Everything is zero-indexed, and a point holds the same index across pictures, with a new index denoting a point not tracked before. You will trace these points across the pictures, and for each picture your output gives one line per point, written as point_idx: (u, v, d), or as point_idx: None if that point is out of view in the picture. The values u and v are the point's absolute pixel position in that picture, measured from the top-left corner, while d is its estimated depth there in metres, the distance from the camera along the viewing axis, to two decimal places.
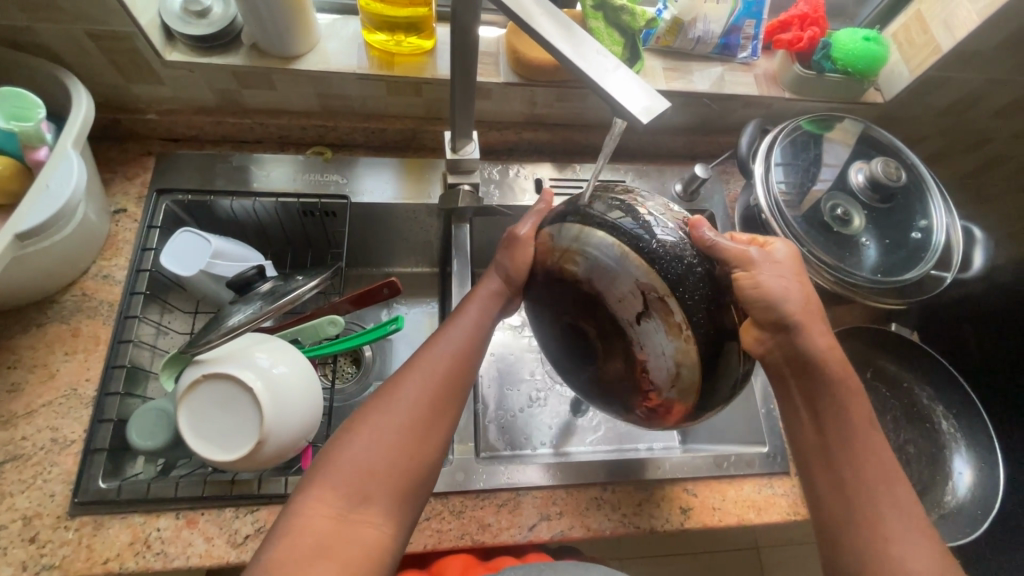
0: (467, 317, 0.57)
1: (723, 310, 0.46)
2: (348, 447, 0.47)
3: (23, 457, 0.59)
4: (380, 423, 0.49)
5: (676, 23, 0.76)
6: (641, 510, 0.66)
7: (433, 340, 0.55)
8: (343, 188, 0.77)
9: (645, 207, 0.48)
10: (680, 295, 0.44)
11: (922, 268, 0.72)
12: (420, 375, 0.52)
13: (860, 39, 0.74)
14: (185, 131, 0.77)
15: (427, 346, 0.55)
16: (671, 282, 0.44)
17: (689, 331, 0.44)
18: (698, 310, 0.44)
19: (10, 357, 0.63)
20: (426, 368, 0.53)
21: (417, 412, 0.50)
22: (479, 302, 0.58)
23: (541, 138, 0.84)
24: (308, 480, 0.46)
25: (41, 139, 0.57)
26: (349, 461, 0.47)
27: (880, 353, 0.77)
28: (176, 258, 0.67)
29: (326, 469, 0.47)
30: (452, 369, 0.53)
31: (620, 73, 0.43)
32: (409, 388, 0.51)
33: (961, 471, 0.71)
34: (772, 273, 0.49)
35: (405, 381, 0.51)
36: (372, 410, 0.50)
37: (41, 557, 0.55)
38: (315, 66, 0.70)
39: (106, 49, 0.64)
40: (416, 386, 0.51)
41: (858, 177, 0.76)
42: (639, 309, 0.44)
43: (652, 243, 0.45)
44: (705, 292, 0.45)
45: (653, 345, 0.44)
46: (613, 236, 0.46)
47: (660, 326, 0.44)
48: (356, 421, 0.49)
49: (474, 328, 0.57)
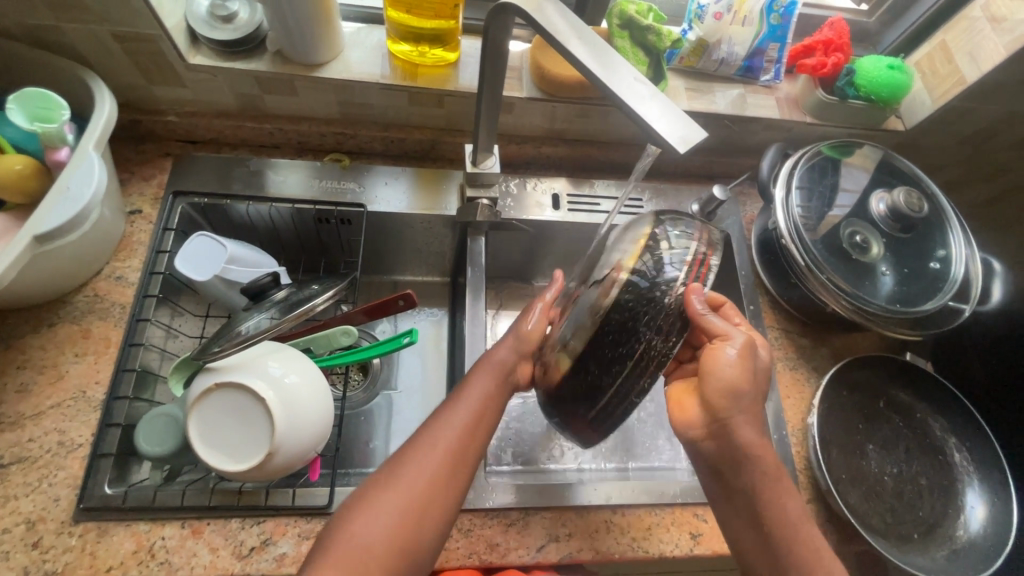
0: (472, 395, 0.56)
1: (639, 341, 0.46)
2: (350, 526, 0.48)
3: (29, 459, 0.58)
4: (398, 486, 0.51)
5: (700, 44, 0.76)
6: (650, 534, 0.65)
7: (428, 428, 0.55)
8: (359, 197, 0.77)
9: (691, 241, 0.50)
10: (623, 288, 0.47)
11: (940, 299, 0.71)
12: (441, 432, 0.54)
13: (885, 67, 0.74)
14: (204, 134, 0.76)
15: (425, 429, 0.55)
16: (633, 274, 0.48)
17: (599, 316, 0.47)
18: (618, 317, 0.46)
19: (19, 357, 0.62)
20: (426, 457, 0.52)
21: (416, 501, 0.50)
22: (488, 377, 0.57)
23: (559, 153, 0.83)
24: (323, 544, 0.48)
25: (62, 139, 0.57)
26: (353, 544, 0.47)
27: (892, 382, 0.77)
28: (192, 263, 0.67)
29: (329, 551, 0.47)
30: (469, 431, 0.55)
31: (654, 99, 0.43)
32: (410, 473, 0.51)
33: (973, 505, 0.69)
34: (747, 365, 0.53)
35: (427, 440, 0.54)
36: (370, 496, 0.50)
37: (44, 563, 0.54)
38: (338, 74, 0.70)
39: (129, 50, 0.64)
40: (419, 469, 0.51)
41: (878, 207, 0.76)
42: (598, 276, 0.50)
43: (657, 249, 0.49)
44: (643, 315, 0.46)
45: (578, 306, 0.51)
46: (641, 234, 0.51)
47: (591, 297, 0.49)
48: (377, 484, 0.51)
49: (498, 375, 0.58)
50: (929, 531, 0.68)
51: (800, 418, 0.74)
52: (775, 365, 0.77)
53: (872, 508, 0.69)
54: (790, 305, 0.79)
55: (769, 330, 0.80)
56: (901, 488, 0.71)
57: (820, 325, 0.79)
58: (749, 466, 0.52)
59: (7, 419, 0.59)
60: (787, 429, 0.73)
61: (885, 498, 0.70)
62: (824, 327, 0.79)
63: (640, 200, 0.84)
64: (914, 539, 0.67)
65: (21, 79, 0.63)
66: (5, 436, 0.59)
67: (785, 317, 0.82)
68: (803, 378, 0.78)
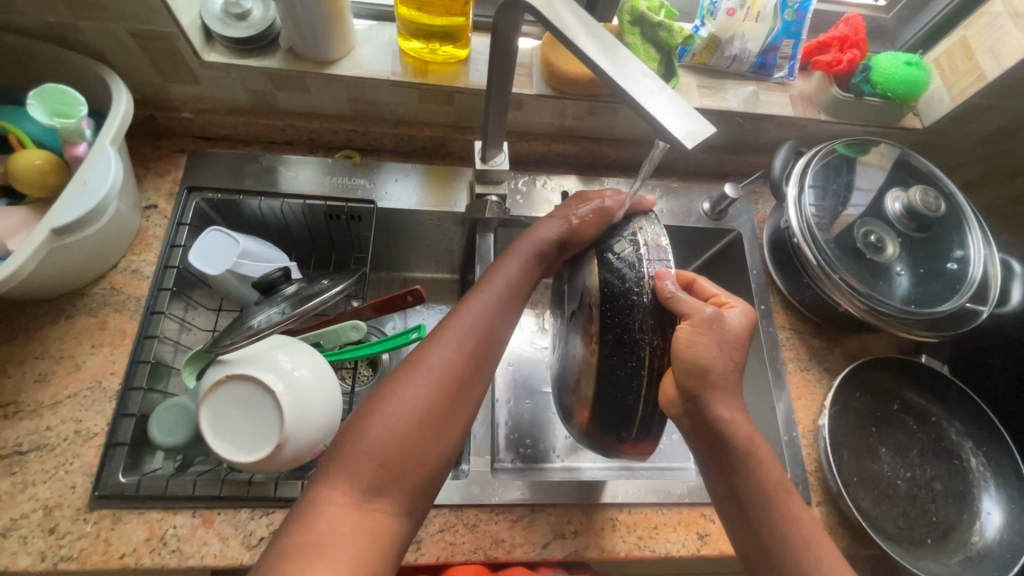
0: (488, 295, 0.55)
1: (640, 351, 0.48)
2: (364, 435, 0.46)
3: (46, 447, 0.60)
4: (409, 395, 0.48)
5: (712, 40, 0.75)
6: (656, 533, 0.65)
7: (435, 337, 0.52)
8: (369, 193, 0.77)
9: (645, 239, 0.53)
10: (603, 312, 0.50)
11: (957, 299, 0.70)
12: (451, 341, 0.51)
13: (902, 63, 0.73)
14: (218, 130, 0.78)
15: (435, 335, 0.52)
16: (601, 297, 0.50)
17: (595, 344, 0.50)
18: (612, 337, 0.49)
19: (38, 347, 0.64)
20: (435, 368, 0.49)
21: (427, 411, 0.47)
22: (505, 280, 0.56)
23: (569, 150, 0.83)
24: (329, 463, 0.45)
25: (80, 135, 0.58)
26: (364, 454, 0.45)
27: (906, 385, 0.76)
28: (205, 257, 0.68)
29: (341, 461, 0.45)
30: (482, 337, 0.52)
31: (662, 94, 0.43)
32: (421, 382, 0.49)
33: (989, 511, 0.68)
34: (716, 338, 0.51)
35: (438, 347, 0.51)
36: (378, 408, 0.47)
37: (60, 549, 0.55)
38: (349, 71, 0.70)
39: (146, 48, 0.65)
40: (432, 374, 0.49)
41: (894, 205, 0.75)
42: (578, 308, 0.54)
43: (614, 263, 0.52)
44: (633, 323, 0.49)
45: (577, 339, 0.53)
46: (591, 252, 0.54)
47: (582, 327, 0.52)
48: (387, 393, 0.48)
49: (514, 282, 0.56)
50: (943, 537, 0.67)
51: (811, 419, 0.74)
52: (786, 365, 0.76)
53: (884, 512, 0.68)
54: (802, 305, 0.78)
55: (780, 331, 0.79)
56: (914, 492, 0.70)
57: (832, 325, 0.78)
58: (737, 459, 0.51)
59: (27, 408, 0.61)
60: (798, 430, 0.72)
61: (897, 502, 0.69)
62: (837, 328, 0.78)
63: (650, 198, 0.84)
64: (928, 544, 0.66)
65: (41, 76, 0.64)
66: (23, 424, 0.60)
67: (797, 317, 0.81)
68: (814, 379, 0.77)
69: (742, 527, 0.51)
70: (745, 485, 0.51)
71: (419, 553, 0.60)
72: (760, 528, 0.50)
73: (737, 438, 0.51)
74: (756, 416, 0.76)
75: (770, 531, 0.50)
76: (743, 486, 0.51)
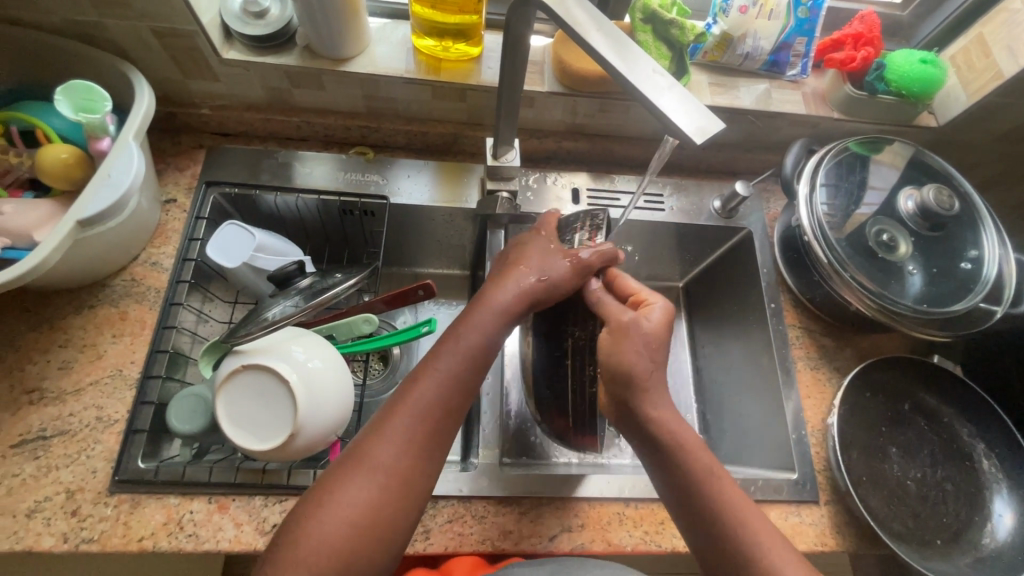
0: (440, 368, 0.54)
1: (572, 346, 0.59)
2: (309, 537, 0.46)
3: (69, 432, 0.62)
4: (357, 491, 0.48)
5: (724, 38, 0.75)
6: (663, 528, 0.65)
7: (381, 424, 0.51)
8: (381, 189, 0.79)
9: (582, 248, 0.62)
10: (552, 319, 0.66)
11: (970, 299, 0.69)
12: (403, 425, 0.51)
13: (917, 61, 0.72)
14: (236, 127, 0.79)
15: (386, 416, 0.51)
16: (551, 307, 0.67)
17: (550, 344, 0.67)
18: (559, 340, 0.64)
19: (62, 336, 0.66)
20: (377, 464, 0.49)
21: (370, 511, 0.48)
22: (465, 345, 0.55)
23: (580, 147, 0.83)
24: (275, 562, 0.46)
25: (104, 130, 0.60)
26: (309, 555, 0.45)
27: (918, 385, 0.75)
28: (222, 250, 0.69)
29: (285, 561, 0.45)
30: (436, 415, 0.52)
31: (672, 90, 0.43)
32: (361, 480, 0.48)
33: (1002, 513, 0.67)
34: (636, 343, 0.56)
35: (390, 430, 0.50)
36: (318, 511, 0.47)
37: (82, 531, 0.57)
38: (364, 68, 0.72)
39: (168, 45, 0.67)
40: (382, 464, 0.49)
41: (907, 204, 0.74)
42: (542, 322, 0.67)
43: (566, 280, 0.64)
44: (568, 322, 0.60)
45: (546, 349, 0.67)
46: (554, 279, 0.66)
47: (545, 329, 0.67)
48: (335, 486, 0.48)
49: (475, 347, 0.55)
50: (953, 538, 0.66)
51: (820, 418, 0.73)
52: (795, 364, 0.76)
53: (893, 512, 0.68)
54: (813, 304, 0.78)
55: (790, 329, 0.79)
56: (924, 493, 0.69)
57: (843, 325, 0.78)
58: (672, 449, 0.55)
59: (51, 394, 0.63)
60: (806, 429, 0.72)
61: (907, 502, 0.69)
62: (848, 327, 0.78)
63: (661, 195, 0.84)
64: (938, 545, 0.66)
65: (66, 72, 0.66)
66: (48, 410, 0.62)
67: (807, 316, 0.80)
68: (824, 378, 0.76)
69: (696, 525, 0.53)
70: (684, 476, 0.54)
71: (428, 542, 0.61)
72: (711, 522, 0.52)
73: (668, 432, 0.55)
74: (765, 414, 0.76)
75: (709, 519, 0.52)
76: (682, 475, 0.54)
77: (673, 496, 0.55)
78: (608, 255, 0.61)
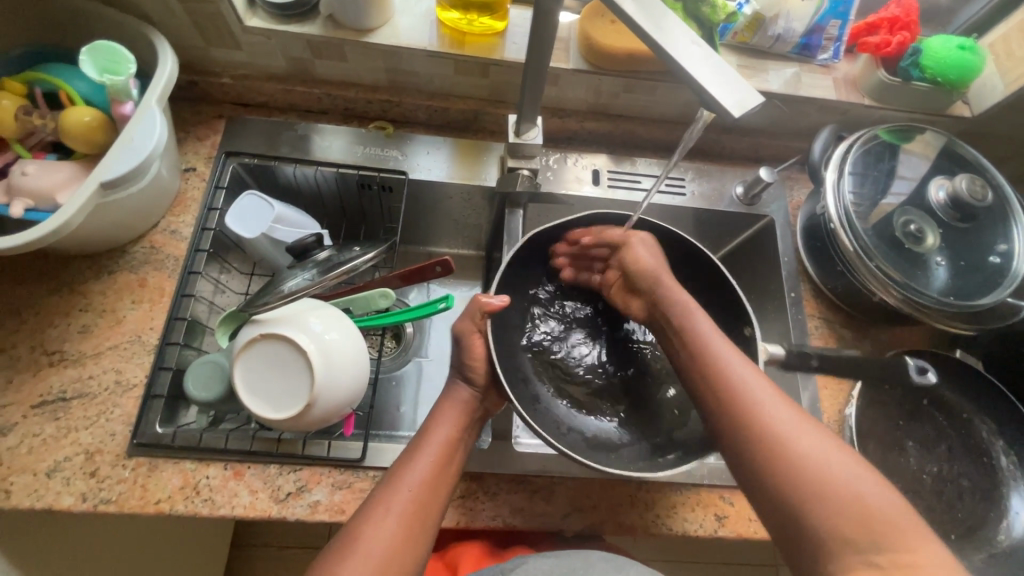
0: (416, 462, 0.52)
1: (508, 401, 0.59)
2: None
3: (89, 395, 0.62)
4: None
5: (756, 19, 0.73)
6: (675, 512, 0.65)
7: (355, 530, 0.48)
8: (401, 164, 0.78)
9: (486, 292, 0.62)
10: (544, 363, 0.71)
11: (998, 293, 0.68)
12: (381, 524, 0.48)
13: (955, 47, 0.70)
14: (256, 98, 0.79)
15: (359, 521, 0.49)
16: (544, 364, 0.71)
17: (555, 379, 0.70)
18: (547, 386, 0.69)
19: (82, 300, 0.66)
20: (407, 484, 0.51)
21: None
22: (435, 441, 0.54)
23: (602, 128, 0.82)
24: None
25: (127, 94, 0.59)
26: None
27: (939, 380, 0.74)
28: (241, 220, 0.69)
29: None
30: (414, 512, 0.50)
31: (711, 62, 0.42)
32: (393, 495, 0.50)
33: (1018, 510, 0.67)
34: (644, 247, 0.64)
35: (364, 535, 0.48)
36: None
37: (100, 491, 0.58)
38: (387, 40, 0.71)
39: (192, 11, 0.66)
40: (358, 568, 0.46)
41: (938, 194, 0.72)
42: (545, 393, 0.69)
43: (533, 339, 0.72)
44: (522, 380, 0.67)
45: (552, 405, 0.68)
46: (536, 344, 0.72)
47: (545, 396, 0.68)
48: None
49: (444, 443, 0.54)
50: (968, 533, 0.66)
51: (837, 408, 0.73)
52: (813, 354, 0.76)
53: (908, 506, 0.67)
54: (834, 293, 0.77)
55: (809, 319, 0.78)
56: (940, 488, 0.69)
57: (864, 316, 0.77)
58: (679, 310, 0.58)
59: (71, 356, 0.64)
60: (822, 420, 0.72)
61: (922, 496, 0.68)
62: (869, 318, 0.77)
63: (682, 180, 0.83)
64: (952, 540, 0.65)
65: (88, 35, 0.66)
66: (68, 372, 0.63)
67: (827, 306, 0.79)
68: None
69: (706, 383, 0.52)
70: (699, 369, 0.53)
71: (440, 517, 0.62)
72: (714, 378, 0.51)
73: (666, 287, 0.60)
74: None
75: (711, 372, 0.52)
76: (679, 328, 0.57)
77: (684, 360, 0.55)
78: (471, 308, 0.58)
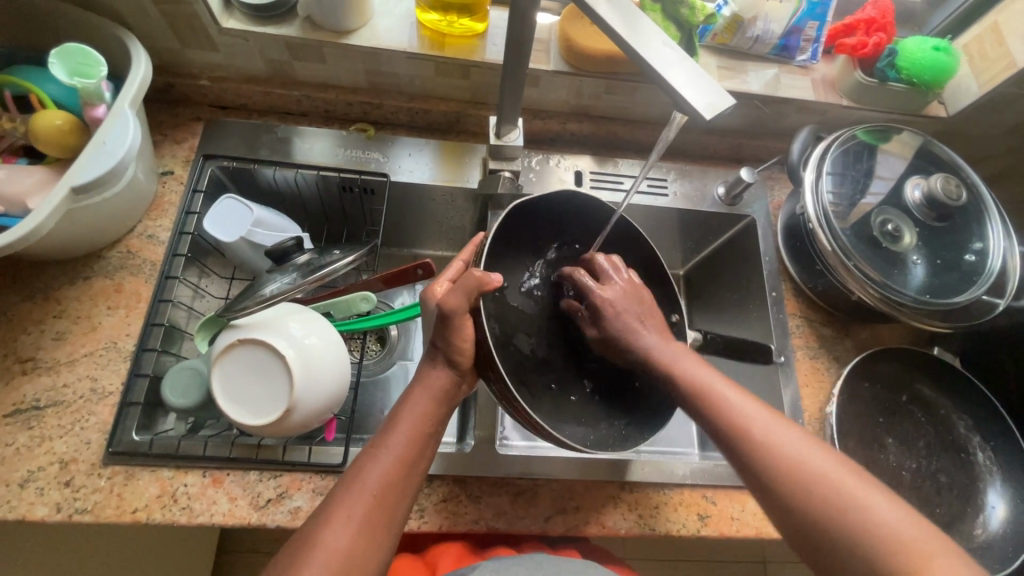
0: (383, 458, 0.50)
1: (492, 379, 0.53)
2: None
3: (63, 403, 0.61)
4: None
5: (735, 20, 0.73)
6: (658, 512, 0.65)
7: (313, 532, 0.46)
8: (383, 167, 0.77)
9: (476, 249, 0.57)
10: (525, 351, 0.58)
11: (973, 292, 0.69)
12: (342, 526, 0.46)
13: (930, 48, 0.71)
14: (234, 100, 0.78)
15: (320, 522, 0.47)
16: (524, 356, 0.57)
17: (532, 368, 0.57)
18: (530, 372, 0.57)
19: (56, 307, 0.65)
20: (370, 483, 0.49)
21: None
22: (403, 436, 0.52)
23: (584, 129, 0.82)
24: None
25: (100, 97, 0.58)
26: None
27: (917, 377, 0.75)
28: (220, 224, 0.69)
29: None
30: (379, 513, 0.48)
31: (685, 65, 0.42)
32: (358, 496, 0.48)
33: (995, 505, 0.68)
34: (617, 295, 0.57)
35: (324, 539, 0.46)
36: None
37: (75, 501, 0.57)
38: (366, 42, 0.70)
39: (167, 12, 0.65)
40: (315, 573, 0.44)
41: (914, 193, 0.73)
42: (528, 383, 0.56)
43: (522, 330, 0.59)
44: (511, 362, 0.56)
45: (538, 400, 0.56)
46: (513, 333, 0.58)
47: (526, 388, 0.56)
48: None
49: (412, 438, 0.52)
50: (947, 528, 0.67)
51: (818, 407, 0.73)
52: (794, 353, 0.76)
53: None
54: (815, 292, 0.78)
55: (790, 318, 0.79)
56: (919, 484, 0.69)
57: (844, 314, 0.78)
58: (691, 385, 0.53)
59: (44, 364, 0.62)
60: (804, 418, 0.72)
61: (902, 492, 0.69)
62: (849, 317, 0.77)
63: (664, 180, 0.83)
64: None
65: (60, 38, 0.65)
66: (41, 380, 0.62)
67: (808, 305, 0.80)
68: (823, 367, 0.76)
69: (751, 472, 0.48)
70: (801, 507, 0.45)
71: (422, 521, 0.62)
72: (755, 458, 0.48)
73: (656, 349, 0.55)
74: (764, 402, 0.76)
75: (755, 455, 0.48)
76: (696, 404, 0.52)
77: (720, 437, 0.51)
78: (466, 284, 0.51)
